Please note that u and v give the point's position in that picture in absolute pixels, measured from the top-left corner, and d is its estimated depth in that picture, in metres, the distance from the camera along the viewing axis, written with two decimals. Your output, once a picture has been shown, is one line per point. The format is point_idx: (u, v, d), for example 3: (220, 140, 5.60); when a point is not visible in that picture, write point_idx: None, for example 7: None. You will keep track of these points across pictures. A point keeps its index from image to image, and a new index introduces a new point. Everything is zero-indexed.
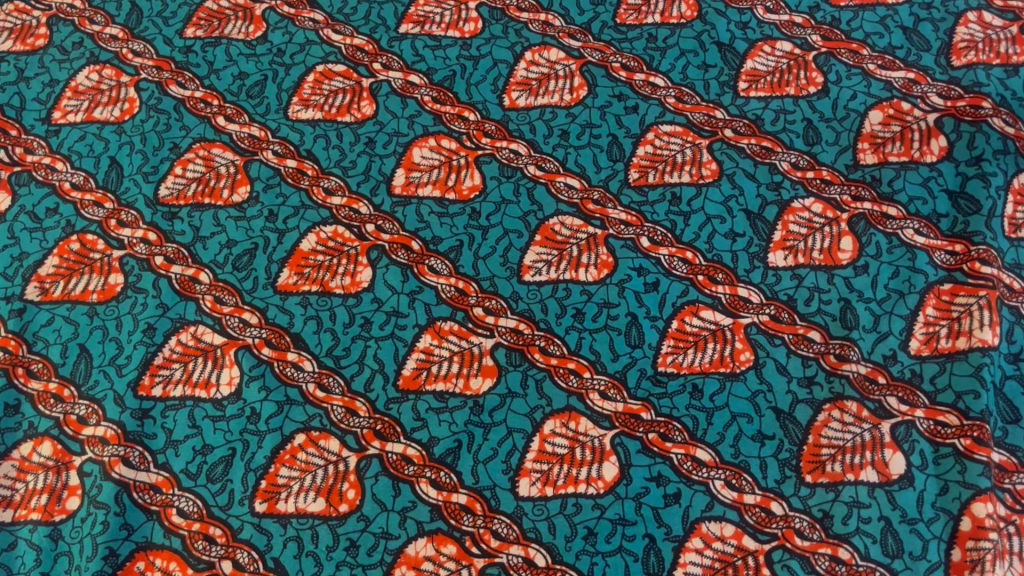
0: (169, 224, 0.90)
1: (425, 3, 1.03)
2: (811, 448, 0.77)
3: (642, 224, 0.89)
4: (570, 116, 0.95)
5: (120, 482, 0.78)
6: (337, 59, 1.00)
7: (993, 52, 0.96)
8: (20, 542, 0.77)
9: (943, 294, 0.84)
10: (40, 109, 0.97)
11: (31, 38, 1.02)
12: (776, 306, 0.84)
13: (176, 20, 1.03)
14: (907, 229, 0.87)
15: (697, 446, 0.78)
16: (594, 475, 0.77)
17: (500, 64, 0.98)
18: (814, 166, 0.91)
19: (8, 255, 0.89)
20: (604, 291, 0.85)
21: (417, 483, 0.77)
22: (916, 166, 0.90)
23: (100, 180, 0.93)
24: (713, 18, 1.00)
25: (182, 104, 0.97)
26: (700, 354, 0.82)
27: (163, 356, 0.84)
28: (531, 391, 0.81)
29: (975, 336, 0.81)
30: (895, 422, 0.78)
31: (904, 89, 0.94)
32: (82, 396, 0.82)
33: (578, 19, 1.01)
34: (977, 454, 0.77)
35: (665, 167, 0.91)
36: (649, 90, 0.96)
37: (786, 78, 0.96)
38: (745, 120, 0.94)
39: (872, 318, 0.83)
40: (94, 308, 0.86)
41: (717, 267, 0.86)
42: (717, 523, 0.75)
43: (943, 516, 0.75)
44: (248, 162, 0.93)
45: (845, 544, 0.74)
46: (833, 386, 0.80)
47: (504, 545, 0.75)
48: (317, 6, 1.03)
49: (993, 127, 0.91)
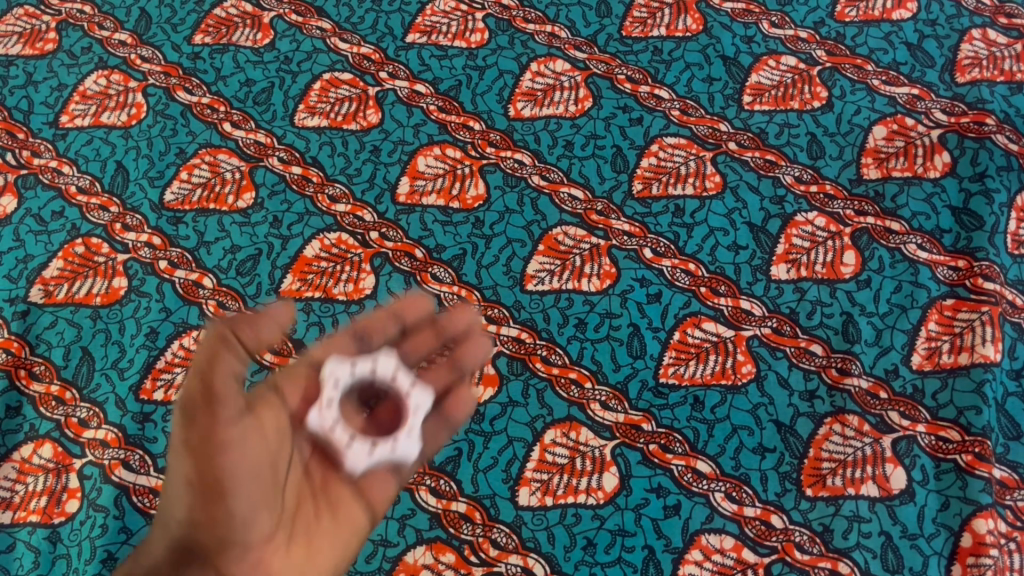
0: (174, 229, 0.90)
1: (432, 13, 1.04)
2: (811, 461, 0.77)
3: (645, 235, 0.89)
4: (575, 128, 0.95)
5: (120, 485, 0.78)
6: (344, 68, 1.00)
7: (996, 69, 0.96)
8: (18, 544, 0.76)
9: (945, 309, 0.84)
10: (48, 113, 0.98)
11: (40, 42, 1.03)
12: (778, 319, 0.84)
13: (185, 27, 1.03)
14: (909, 244, 0.87)
15: (698, 458, 0.78)
16: (594, 485, 0.77)
17: (505, 75, 0.99)
18: (817, 180, 0.91)
19: (14, 258, 0.90)
20: (606, 301, 0.85)
21: (416, 491, 0.77)
22: (919, 182, 0.90)
23: (107, 184, 0.93)
24: (718, 32, 1.01)
25: (189, 110, 0.98)
26: (701, 366, 0.82)
27: (164, 360, 0.84)
28: (531, 401, 0.81)
29: (977, 352, 0.81)
30: (896, 437, 0.78)
31: (907, 105, 0.95)
32: (83, 399, 0.82)
33: (584, 31, 1.02)
34: (978, 470, 0.77)
35: (669, 179, 0.92)
36: (654, 102, 0.96)
37: (791, 92, 0.96)
38: (748, 133, 0.94)
39: (873, 333, 0.83)
40: (98, 312, 0.86)
41: (719, 279, 0.86)
42: (717, 536, 0.75)
43: (944, 532, 0.75)
44: (254, 168, 0.94)
45: (844, 558, 0.74)
46: (834, 400, 0.80)
47: (503, 554, 0.75)
48: (325, 15, 1.04)
49: (997, 143, 0.91)
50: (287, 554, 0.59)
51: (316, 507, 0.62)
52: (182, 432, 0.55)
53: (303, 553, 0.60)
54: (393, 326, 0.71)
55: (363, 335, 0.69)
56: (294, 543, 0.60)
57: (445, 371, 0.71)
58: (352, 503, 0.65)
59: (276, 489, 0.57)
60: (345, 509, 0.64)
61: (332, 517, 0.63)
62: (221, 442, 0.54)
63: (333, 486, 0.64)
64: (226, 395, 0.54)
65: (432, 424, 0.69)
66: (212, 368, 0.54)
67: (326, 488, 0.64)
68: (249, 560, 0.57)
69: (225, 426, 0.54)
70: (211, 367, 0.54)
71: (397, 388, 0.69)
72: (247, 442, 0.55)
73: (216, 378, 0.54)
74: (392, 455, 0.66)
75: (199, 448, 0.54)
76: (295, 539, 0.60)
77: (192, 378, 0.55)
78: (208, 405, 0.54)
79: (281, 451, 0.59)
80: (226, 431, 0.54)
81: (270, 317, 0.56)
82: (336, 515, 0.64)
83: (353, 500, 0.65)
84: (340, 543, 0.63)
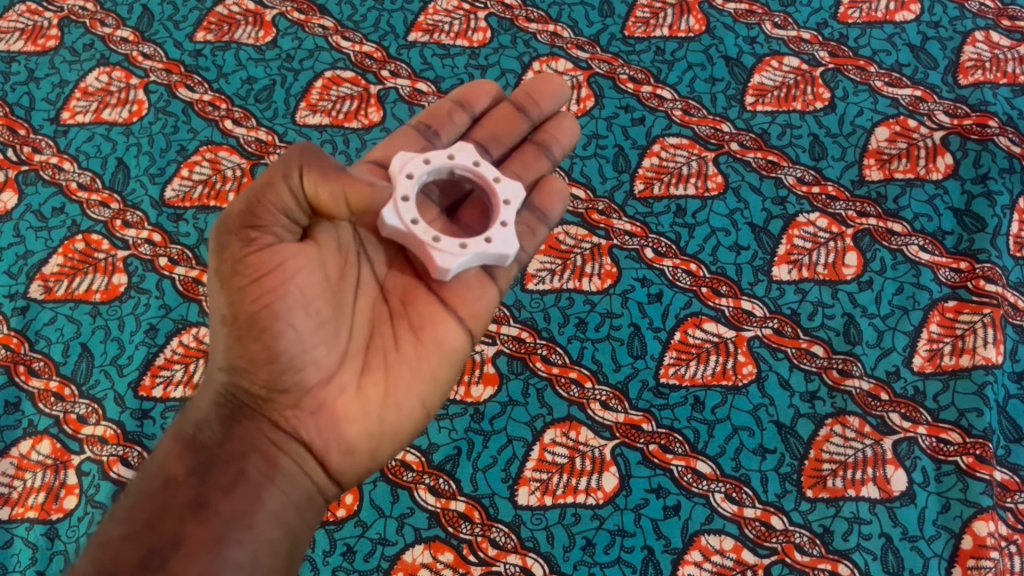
0: (175, 226, 0.90)
1: (434, 12, 1.04)
2: (811, 463, 0.77)
3: (647, 235, 0.88)
4: (577, 127, 0.95)
5: (118, 482, 0.78)
6: (346, 66, 1.00)
7: (999, 72, 0.96)
8: (16, 540, 0.76)
9: (947, 311, 0.83)
10: (49, 109, 0.98)
11: (42, 38, 1.03)
12: (779, 319, 0.83)
13: (187, 24, 1.03)
14: (911, 245, 0.87)
15: (697, 458, 0.78)
16: (593, 485, 0.77)
17: (507, 74, 0.99)
18: (819, 181, 0.91)
19: (13, 254, 0.89)
20: (607, 301, 0.85)
21: (415, 489, 0.77)
22: (921, 184, 0.90)
23: (107, 181, 0.93)
24: (721, 32, 1.01)
25: (191, 107, 0.98)
26: (702, 367, 0.82)
27: (164, 357, 0.84)
28: (531, 400, 0.80)
29: (978, 354, 0.81)
30: (897, 439, 0.78)
31: (910, 106, 0.95)
32: (82, 395, 0.82)
33: (586, 31, 1.01)
34: (979, 472, 0.76)
35: (671, 179, 0.91)
36: (656, 102, 0.96)
37: (793, 93, 0.96)
38: (751, 134, 0.94)
39: (875, 334, 0.83)
40: (97, 308, 0.86)
41: (721, 280, 0.86)
42: (716, 537, 0.75)
43: (944, 534, 0.74)
44: (255, 165, 0.94)
45: (844, 560, 0.74)
46: (835, 402, 0.80)
47: (502, 553, 0.74)
48: (327, 13, 1.04)
49: (999, 146, 0.91)
50: (359, 390, 0.62)
51: (393, 338, 0.64)
52: (224, 261, 0.58)
53: (378, 393, 0.63)
54: (460, 117, 0.77)
55: (428, 127, 0.75)
56: (367, 381, 0.63)
57: (531, 154, 0.77)
58: (437, 326, 0.66)
59: (334, 313, 0.61)
60: (429, 333, 0.65)
61: (414, 346, 0.65)
62: (261, 267, 0.57)
63: (413, 312, 0.66)
64: (266, 222, 0.57)
65: (526, 218, 0.74)
66: (256, 198, 0.57)
67: (405, 316, 0.66)
68: (313, 399, 0.61)
69: (265, 252, 0.57)
70: (256, 199, 0.57)
71: (482, 176, 0.71)
72: (295, 262, 0.58)
73: (257, 206, 0.57)
74: (486, 250, 0.67)
75: (240, 273, 0.57)
76: (367, 373, 0.63)
77: (236, 206, 0.58)
78: (246, 230, 0.57)
79: (337, 277, 0.62)
80: (271, 253, 0.57)
81: (323, 171, 0.56)
82: (419, 340, 0.65)
83: (439, 321, 0.66)
84: (423, 375, 0.65)
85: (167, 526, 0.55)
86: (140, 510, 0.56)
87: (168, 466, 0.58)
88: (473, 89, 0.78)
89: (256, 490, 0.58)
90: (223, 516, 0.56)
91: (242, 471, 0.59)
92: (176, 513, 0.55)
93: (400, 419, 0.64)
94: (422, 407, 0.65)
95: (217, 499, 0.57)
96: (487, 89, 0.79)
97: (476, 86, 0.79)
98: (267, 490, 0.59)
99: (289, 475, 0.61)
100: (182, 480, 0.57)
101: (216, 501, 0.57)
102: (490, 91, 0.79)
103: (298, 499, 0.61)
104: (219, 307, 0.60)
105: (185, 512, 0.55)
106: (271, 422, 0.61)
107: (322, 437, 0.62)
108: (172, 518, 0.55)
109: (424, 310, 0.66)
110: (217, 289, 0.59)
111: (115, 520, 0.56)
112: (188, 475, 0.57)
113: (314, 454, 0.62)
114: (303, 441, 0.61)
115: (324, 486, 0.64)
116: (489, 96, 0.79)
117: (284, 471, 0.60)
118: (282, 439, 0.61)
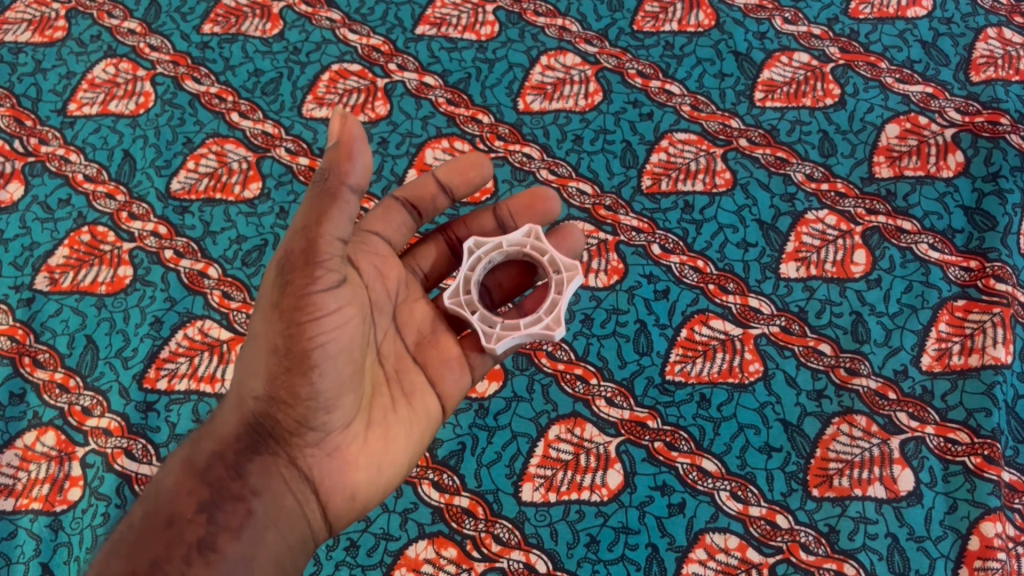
0: (180, 219, 0.90)
1: (442, 5, 1.03)
2: (818, 462, 0.77)
3: (654, 231, 0.88)
4: (584, 122, 0.95)
5: (122, 474, 0.78)
6: (353, 59, 1.00)
7: (1012, 69, 0.95)
8: (20, 532, 0.76)
9: (956, 310, 0.82)
10: (56, 101, 0.98)
11: (50, 30, 1.03)
12: (787, 317, 0.83)
13: (195, 16, 1.03)
14: (921, 243, 0.86)
15: (703, 456, 0.77)
16: (597, 482, 0.76)
17: (515, 68, 0.98)
18: (829, 178, 0.90)
19: (20, 245, 0.90)
20: (613, 298, 0.85)
21: (419, 484, 0.77)
22: (931, 181, 0.89)
23: (113, 173, 0.93)
24: (730, 28, 1.00)
25: (197, 99, 0.97)
26: (709, 364, 0.81)
27: (169, 350, 0.83)
28: (537, 396, 0.80)
29: (987, 354, 0.80)
30: (904, 438, 0.77)
31: (921, 103, 0.94)
32: (87, 387, 0.82)
33: (595, 25, 1.01)
34: (987, 472, 0.76)
35: (679, 175, 0.91)
36: (664, 97, 0.96)
37: (803, 89, 0.95)
38: (760, 130, 0.93)
39: (883, 333, 0.82)
40: (102, 300, 0.86)
41: (728, 276, 0.85)
42: (721, 535, 0.74)
43: (952, 534, 0.74)
44: (261, 158, 0.93)
45: (850, 560, 0.73)
46: (842, 400, 0.79)
47: (505, 549, 0.74)
48: (334, 6, 1.03)
49: (1011, 144, 0.90)
50: (366, 441, 0.61)
51: (392, 394, 0.64)
52: (285, 297, 0.54)
53: (381, 444, 0.62)
54: (442, 201, 0.74)
55: (413, 206, 0.73)
56: (373, 432, 0.62)
57: None
58: (426, 393, 0.66)
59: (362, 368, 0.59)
60: (419, 398, 0.66)
61: (408, 408, 0.65)
62: (319, 307, 0.54)
63: (407, 375, 0.65)
64: (326, 257, 0.54)
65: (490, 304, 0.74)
66: (321, 227, 0.53)
67: (400, 377, 0.65)
68: (329, 443, 0.59)
69: (326, 293, 0.54)
70: (314, 224, 0.53)
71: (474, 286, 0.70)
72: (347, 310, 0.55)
73: (320, 238, 0.53)
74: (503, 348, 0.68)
75: (297, 309, 0.53)
76: (372, 428, 0.61)
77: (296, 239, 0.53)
78: (308, 264, 0.53)
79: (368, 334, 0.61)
80: (327, 295, 0.54)
81: (350, 151, 0.52)
82: (413, 404, 0.65)
83: (425, 390, 0.67)
84: (415, 433, 0.65)
85: (173, 565, 0.53)
86: (145, 549, 0.54)
87: (176, 502, 0.56)
88: (460, 169, 0.73)
89: (260, 533, 0.56)
90: (229, 558, 0.55)
91: (250, 511, 0.57)
92: (183, 552, 0.54)
93: (394, 471, 0.64)
94: (412, 460, 0.66)
95: (224, 540, 0.55)
96: (475, 172, 0.74)
97: (465, 166, 0.73)
98: (271, 532, 0.57)
99: (291, 516, 0.58)
100: (190, 518, 0.55)
101: (224, 543, 0.55)
102: (478, 176, 0.74)
103: (296, 543, 0.59)
104: (265, 340, 0.56)
105: (191, 553, 0.54)
106: (288, 461, 0.59)
107: (329, 482, 0.60)
108: (179, 558, 0.54)
109: (415, 375, 0.66)
110: (272, 320, 0.55)
111: (119, 556, 0.55)
112: (196, 512, 0.56)
113: (318, 496, 0.60)
114: (312, 482, 0.59)
115: (321, 531, 0.61)
116: (477, 180, 0.74)
117: (288, 514, 0.58)
118: (293, 478, 0.59)
